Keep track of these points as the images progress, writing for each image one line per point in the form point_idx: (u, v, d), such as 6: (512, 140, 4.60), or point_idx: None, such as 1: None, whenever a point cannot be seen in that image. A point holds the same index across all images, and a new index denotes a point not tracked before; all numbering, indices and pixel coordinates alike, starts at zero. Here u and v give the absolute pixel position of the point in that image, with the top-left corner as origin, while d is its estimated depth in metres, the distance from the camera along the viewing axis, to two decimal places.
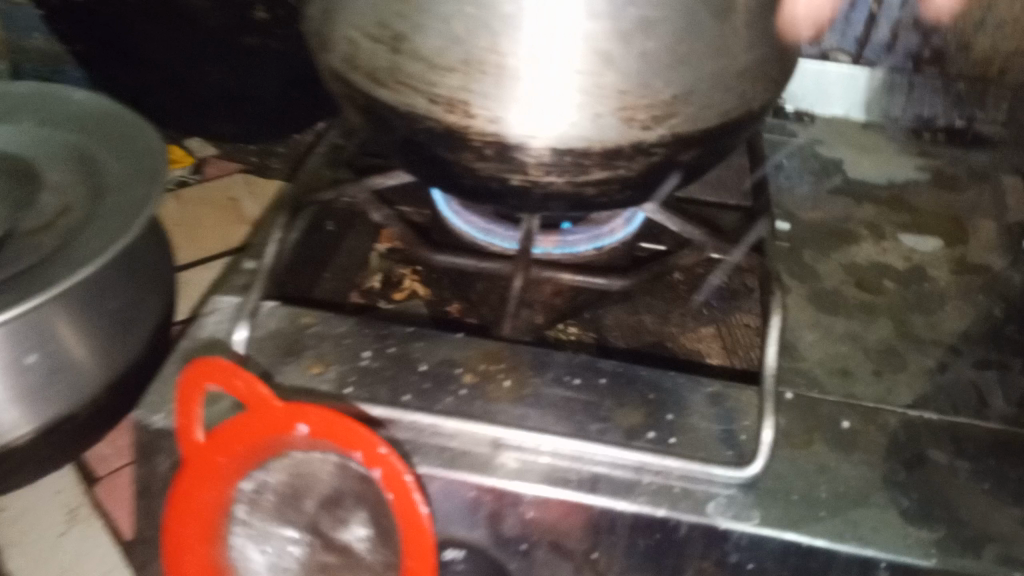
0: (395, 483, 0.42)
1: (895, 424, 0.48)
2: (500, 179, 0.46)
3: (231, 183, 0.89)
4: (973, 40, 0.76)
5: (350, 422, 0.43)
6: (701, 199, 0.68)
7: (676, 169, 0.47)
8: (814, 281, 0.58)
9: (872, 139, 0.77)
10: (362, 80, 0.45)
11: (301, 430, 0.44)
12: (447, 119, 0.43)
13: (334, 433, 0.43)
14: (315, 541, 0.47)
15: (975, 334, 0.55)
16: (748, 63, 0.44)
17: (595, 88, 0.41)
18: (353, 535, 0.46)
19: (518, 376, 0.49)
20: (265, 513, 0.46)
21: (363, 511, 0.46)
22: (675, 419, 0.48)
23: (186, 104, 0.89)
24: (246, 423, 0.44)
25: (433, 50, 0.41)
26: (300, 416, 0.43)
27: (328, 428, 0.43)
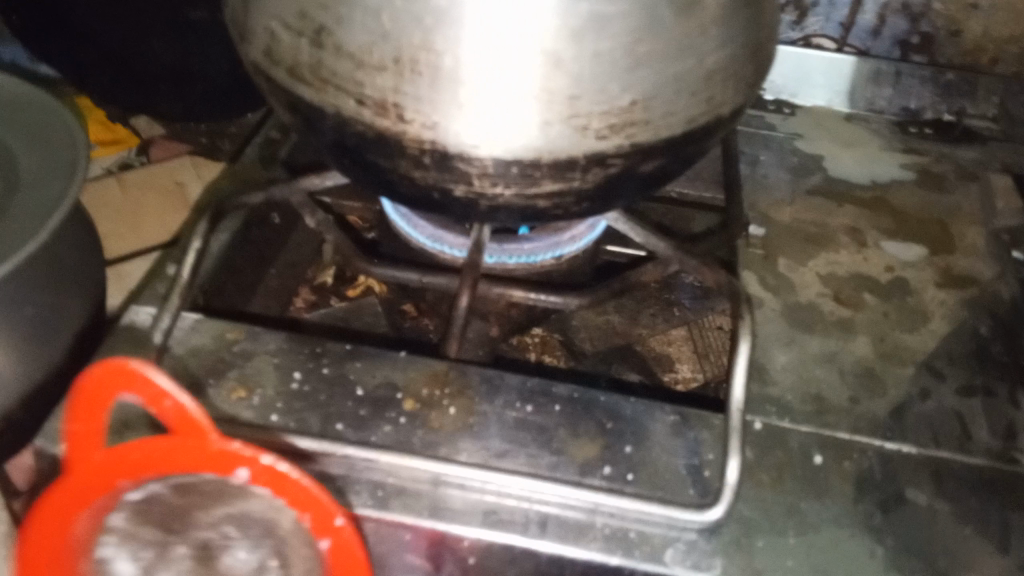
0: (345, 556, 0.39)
1: (870, 459, 0.45)
2: (441, 189, 0.41)
3: (179, 165, 0.81)
4: (964, 26, 0.72)
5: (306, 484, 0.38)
6: (672, 196, 0.64)
7: (638, 178, 0.43)
8: (789, 294, 0.55)
9: (855, 132, 0.72)
10: (285, 76, 0.40)
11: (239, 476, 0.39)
12: (378, 123, 0.38)
13: (279, 488, 0.38)
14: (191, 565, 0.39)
15: (957, 354, 0.52)
16: (717, 63, 0.40)
17: (543, 93, 0.36)
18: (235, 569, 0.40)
19: (464, 403, 0.45)
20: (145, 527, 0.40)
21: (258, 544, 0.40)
22: (634, 452, 0.44)
23: (131, 82, 0.83)
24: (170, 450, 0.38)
25: (361, 46, 0.36)
26: (241, 464, 0.38)
27: (273, 482, 0.38)
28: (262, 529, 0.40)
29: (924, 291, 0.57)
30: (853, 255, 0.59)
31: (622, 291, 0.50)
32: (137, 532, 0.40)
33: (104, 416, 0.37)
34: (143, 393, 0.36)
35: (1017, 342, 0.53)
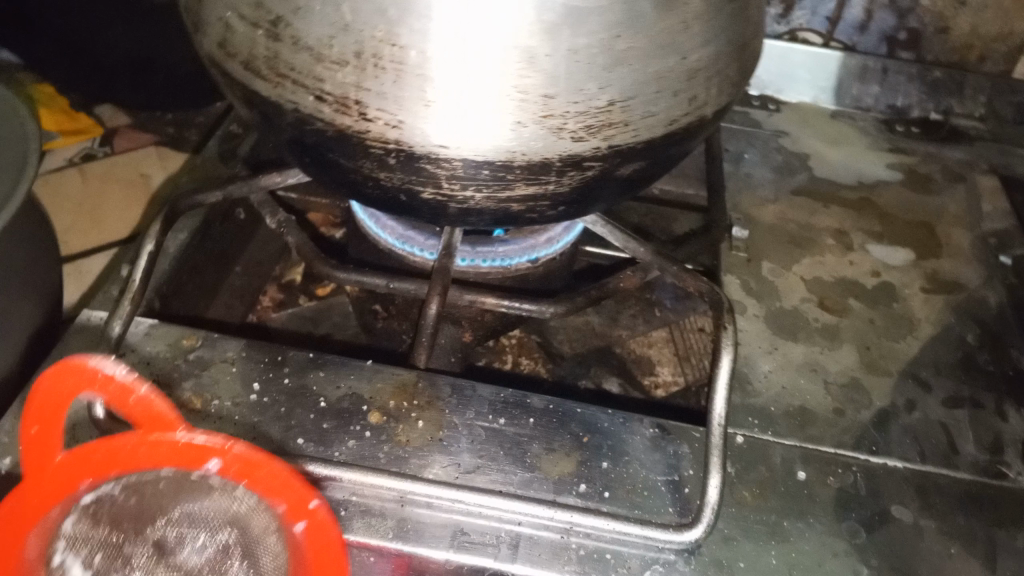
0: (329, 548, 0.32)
1: (855, 474, 0.44)
2: (409, 191, 0.39)
3: (145, 156, 0.78)
4: (953, 23, 0.70)
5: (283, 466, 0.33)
6: (654, 195, 0.62)
7: (617, 182, 0.41)
8: (773, 300, 0.53)
9: (840, 130, 0.71)
10: (241, 70, 0.37)
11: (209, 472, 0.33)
12: (339, 120, 0.36)
13: (253, 478, 0.33)
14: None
15: (944, 364, 0.51)
16: (701, 62, 0.37)
17: (516, 92, 0.34)
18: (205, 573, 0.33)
19: (434, 415, 0.43)
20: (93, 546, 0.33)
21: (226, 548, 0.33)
22: (610, 468, 0.42)
23: (90, 71, 0.79)
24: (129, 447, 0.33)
25: (319, 39, 0.34)
26: (212, 456, 0.33)
27: (247, 471, 0.33)
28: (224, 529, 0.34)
29: (911, 297, 0.55)
30: (838, 258, 0.57)
31: (600, 297, 0.48)
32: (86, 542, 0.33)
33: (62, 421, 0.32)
34: (104, 390, 0.32)
35: (1005, 351, 0.52)
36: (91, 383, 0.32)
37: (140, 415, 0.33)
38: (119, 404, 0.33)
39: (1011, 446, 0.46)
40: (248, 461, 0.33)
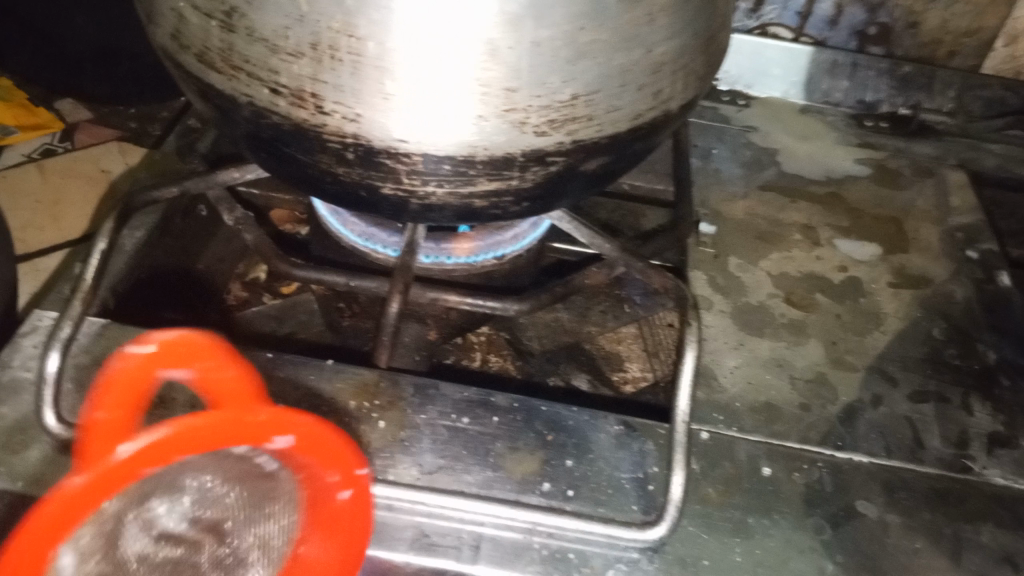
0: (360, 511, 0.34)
1: (821, 471, 0.43)
2: (368, 186, 0.38)
3: (105, 151, 0.75)
4: (922, 18, 0.70)
5: (338, 440, 0.31)
6: (622, 190, 0.62)
7: (580, 177, 0.40)
8: (740, 295, 0.53)
9: (810, 125, 0.71)
10: (194, 62, 0.36)
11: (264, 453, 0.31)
12: (295, 114, 0.35)
13: (312, 453, 0.31)
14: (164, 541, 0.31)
15: (911, 359, 0.50)
16: (666, 55, 0.37)
17: (477, 85, 0.33)
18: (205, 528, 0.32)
19: (396, 415, 0.42)
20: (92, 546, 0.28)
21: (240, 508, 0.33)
22: (575, 466, 0.41)
23: (52, 60, 0.78)
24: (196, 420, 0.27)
25: (274, 30, 0.33)
26: (283, 425, 0.29)
27: (308, 448, 0.30)
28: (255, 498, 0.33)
29: (878, 292, 0.55)
30: (807, 253, 0.57)
31: (565, 293, 0.48)
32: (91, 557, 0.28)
33: (134, 400, 0.27)
34: (200, 367, 0.29)
35: (971, 345, 0.52)
36: (175, 356, 0.29)
37: (215, 389, 0.29)
38: (202, 382, 0.29)
39: (977, 440, 0.46)
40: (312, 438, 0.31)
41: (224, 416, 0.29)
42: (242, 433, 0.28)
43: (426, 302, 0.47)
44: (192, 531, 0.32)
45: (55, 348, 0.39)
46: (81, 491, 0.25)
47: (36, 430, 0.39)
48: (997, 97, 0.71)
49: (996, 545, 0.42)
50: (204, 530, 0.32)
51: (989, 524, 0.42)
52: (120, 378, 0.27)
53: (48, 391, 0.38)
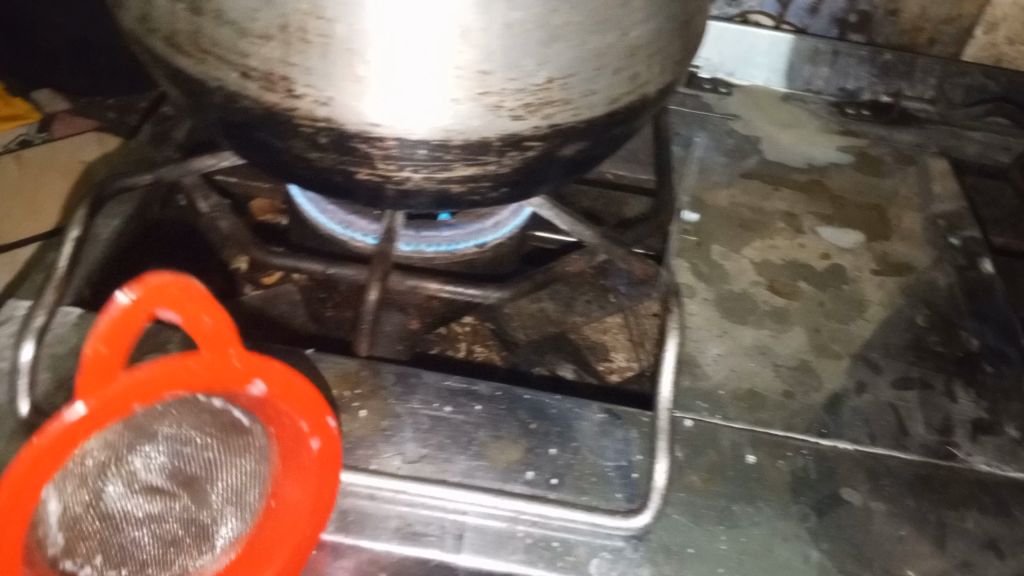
0: (333, 461, 0.37)
1: (806, 457, 0.43)
2: (344, 171, 0.37)
3: (85, 142, 0.74)
4: (902, 5, 0.70)
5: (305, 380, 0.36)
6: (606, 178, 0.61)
7: (560, 162, 0.39)
8: (722, 282, 0.53)
9: (792, 113, 0.70)
10: (163, 46, 0.36)
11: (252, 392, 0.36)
12: (266, 97, 0.34)
13: (292, 394, 0.36)
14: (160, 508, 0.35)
15: (894, 346, 0.50)
16: (644, 37, 0.36)
17: (450, 67, 0.33)
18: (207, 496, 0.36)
19: (377, 405, 0.42)
20: (145, 494, 0.35)
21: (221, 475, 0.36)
22: (558, 454, 0.41)
23: (27, 52, 0.78)
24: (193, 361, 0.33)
25: (241, 11, 0.32)
26: (260, 372, 0.35)
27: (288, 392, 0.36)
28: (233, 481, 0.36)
29: (861, 279, 0.55)
30: (789, 241, 0.57)
31: (547, 280, 0.47)
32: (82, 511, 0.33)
33: (128, 342, 0.30)
34: (167, 300, 0.30)
35: (954, 332, 0.52)
36: (166, 299, 0.30)
37: (205, 335, 0.32)
38: (189, 325, 0.32)
39: (960, 426, 0.46)
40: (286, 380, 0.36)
41: (212, 358, 0.33)
42: (223, 377, 0.34)
43: (406, 290, 0.47)
44: (168, 483, 0.35)
45: (29, 337, 0.38)
46: (85, 415, 0.30)
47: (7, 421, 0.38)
48: (978, 84, 0.71)
49: (980, 532, 0.41)
50: (180, 484, 0.36)
51: (973, 511, 0.42)
52: (108, 324, 0.30)
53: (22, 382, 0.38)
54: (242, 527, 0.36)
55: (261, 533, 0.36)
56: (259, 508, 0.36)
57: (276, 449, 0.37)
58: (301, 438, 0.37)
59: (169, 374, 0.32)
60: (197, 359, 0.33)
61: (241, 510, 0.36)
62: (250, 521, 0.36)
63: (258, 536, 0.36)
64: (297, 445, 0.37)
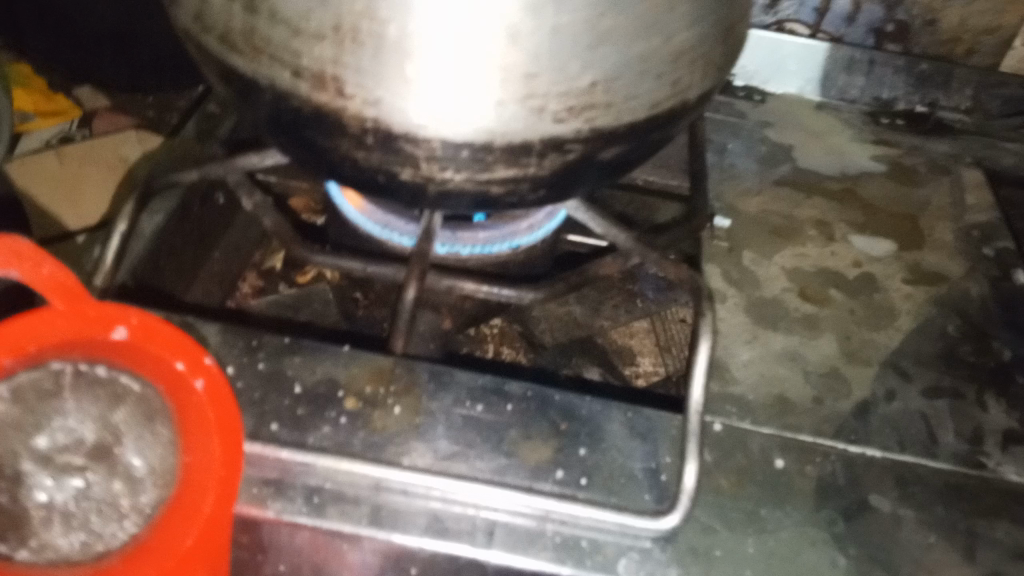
0: (221, 431, 0.37)
1: (834, 463, 0.43)
2: (387, 171, 0.38)
3: (125, 138, 0.77)
4: (940, 15, 0.70)
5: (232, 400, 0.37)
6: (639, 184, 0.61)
7: (598, 166, 0.40)
8: (754, 289, 0.53)
9: (826, 121, 0.70)
10: (216, 44, 0.37)
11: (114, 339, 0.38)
12: (316, 97, 0.35)
13: (214, 405, 0.37)
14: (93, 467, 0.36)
15: (926, 355, 0.50)
16: (686, 44, 0.37)
17: (497, 69, 0.33)
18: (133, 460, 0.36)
19: (411, 402, 0.42)
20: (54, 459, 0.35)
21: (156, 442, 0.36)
22: (588, 455, 0.41)
23: (71, 45, 0.80)
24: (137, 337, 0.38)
25: (297, 12, 0.33)
26: (193, 370, 0.37)
27: (211, 400, 0.37)
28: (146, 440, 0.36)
29: (893, 288, 0.55)
30: (822, 249, 0.57)
31: (581, 283, 0.48)
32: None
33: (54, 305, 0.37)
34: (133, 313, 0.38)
35: (987, 343, 0.52)
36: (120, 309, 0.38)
37: (47, 286, 0.37)
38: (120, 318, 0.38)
39: (992, 437, 0.46)
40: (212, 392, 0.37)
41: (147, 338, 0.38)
42: (143, 355, 0.38)
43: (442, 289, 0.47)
44: (84, 459, 0.36)
45: None
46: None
47: None
48: (1015, 96, 0.71)
49: (1010, 543, 0.41)
50: (96, 457, 0.36)
51: (1004, 521, 0.42)
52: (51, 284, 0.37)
53: None
54: (165, 494, 0.36)
55: (181, 496, 0.35)
56: (178, 470, 0.36)
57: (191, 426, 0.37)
58: (182, 380, 0.38)
59: (26, 326, 0.37)
60: (133, 324, 0.38)
61: (157, 478, 0.36)
62: (170, 487, 0.36)
63: (185, 481, 0.36)
64: (187, 395, 0.38)
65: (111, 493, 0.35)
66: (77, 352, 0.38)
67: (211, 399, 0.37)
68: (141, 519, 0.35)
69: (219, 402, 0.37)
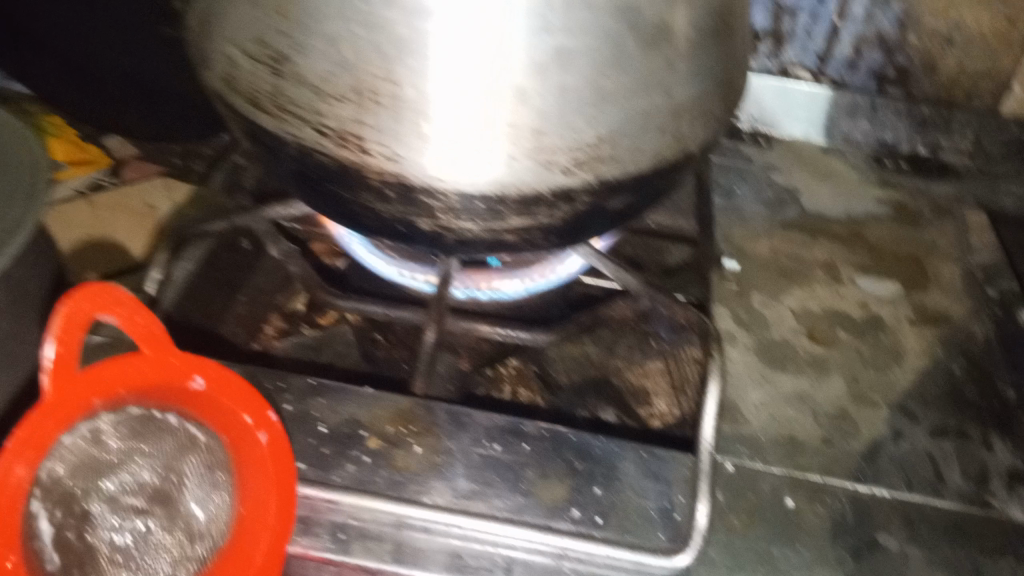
0: (282, 488, 0.40)
1: (842, 502, 0.44)
2: (407, 221, 0.40)
3: (150, 187, 0.80)
4: (941, 61, 0.71)
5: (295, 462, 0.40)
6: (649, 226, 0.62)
7: (606, 215, 0.42)
8: (762, 330, 0.55)
9: (831, 165, 0.72)
10: (243, 105, 0.39)
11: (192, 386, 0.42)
12: (340, 154, 0.37)
13: (279, 464, 0.40)
14: (159, 511, 0.39)
15: (931, 395, 0.51)
16: (687, 98, 0.39)
17: (509, 126, 0.35)
18: (197, 507, 0.40)
19: (431, 441, 0.44)
20: (124, 501, 0.39)
21: (218, 490, 0.40)
22: (603, 494, 0.43)
23: (97, 94, 0.84)
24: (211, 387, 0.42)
25: (320, 76, 0.35)
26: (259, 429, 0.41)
27: (276, 459, 0.40)
28: (208, 487, 0.40)
29: (899, 329, 0.56)
30: (828, 290, 0.58)
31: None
32: (70, 467, 0.38)
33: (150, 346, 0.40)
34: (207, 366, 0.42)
35: (991, 383, 0.53)
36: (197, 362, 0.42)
37: (140, 334, 0.40)
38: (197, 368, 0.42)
39: (996, 476, 0.47)
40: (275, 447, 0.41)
41: (217, 392, 0.42)
42: (210, 404, 0.42)
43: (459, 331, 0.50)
44: (146, 502, 0.40)
45: None
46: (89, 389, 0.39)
47: None
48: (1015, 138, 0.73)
49: None
50: (156, 500, 0.40)
51: (1009, 559, 0.43)
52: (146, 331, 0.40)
53: None
54: (219, 542, 0.39)
55: (236, 544, 0.39)
56: (233, 520, 0.39)
57: (245, 475, 0.41)
58: (248, 431, 0.41)
59: (116, 371, 0.40)
60: (207, 378, 0.42)
61: (217, 527, 0.39)
62: (226, 537, 0.39)
63: (240, 534, 0.39)
64: (249, 445, 0.41)
65: (172, 539, 0.39)
66: (155, 400, 0.41)
67: (273, 456, 0.40)
68: (198, 565, 0.38)
69: (279, 461, 0.41)
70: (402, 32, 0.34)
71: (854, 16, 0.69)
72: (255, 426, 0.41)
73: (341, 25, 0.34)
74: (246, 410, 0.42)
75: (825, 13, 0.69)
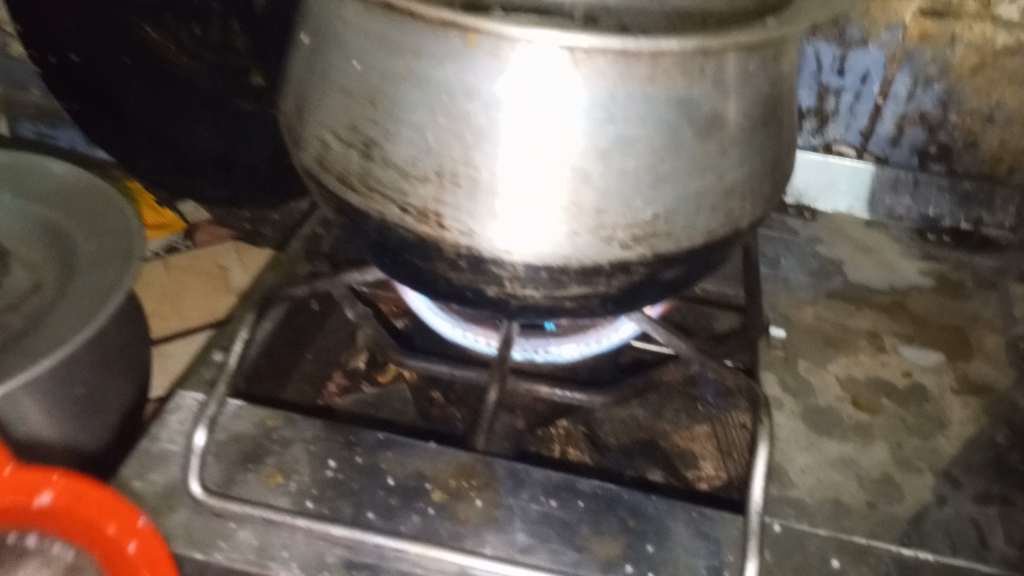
0: None
1: (887, 564, 0.46)
2: (476, 289, 0.44)
3: (223, 251, 0.87)
4: (981, 137, 0.74)
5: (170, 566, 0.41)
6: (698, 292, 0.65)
7: (660, 286, 0.45)
8: (809, 396, 0.57)
9: (875, 238, 0.75)
10: (334, 183, 0.43)
11: (45, 501, 0.42)
12: (419, 229, 0.41)
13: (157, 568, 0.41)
14: None
15: (974, 462, 0.53)
16: (737, 180, 0.42)
17: (572, 204, 0.39)
18: None
19: (491, 496, 0.46)
20: None
21: None
22: (655, 552, 0.45)
23: (176, 168, 0.91)
24: (69, 501, 0.42)
25: (405, 159, 0.40)
26: (130, 534, 0.41)
27: (150, 563, 0.41)
28: None
29: (942, 397, 0.58)
30: (872, 358, 0.61)
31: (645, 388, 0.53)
32: None
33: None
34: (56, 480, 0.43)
35: None
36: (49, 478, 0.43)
37: None
38: (46, 483, 0.43)
39: None
40: (144, 554, 0.41)
41: (76, 502, 0.42)
42: (71, 518, 0.42)
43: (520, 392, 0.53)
44: None
45: (202, 423, 0.45)
46: None
47: (182, 496, 0.45)
48: None
49: None
50: None
51: None
52: None
53: (193, 462, 0.44)
54: None
55: None
56: None
57: None
58: (115, 541, 0.41)
59: None
60: (58, 491, 0.43)
61: None
62: None
63: None
64: (118, 551, 0.41)
65: None
66: (19, 524, 0.42)
67: (142, 563, 0.41)
68: None
69: (149, 565, 0.41)
70: (479, 121, 0.38)
71: (895, 97, 0.73)
72: (124, 535, 0.41)
73: (425, 114, 0.39)
74: (110, 518, 0.42)
75: (868, 94, 0.73)
